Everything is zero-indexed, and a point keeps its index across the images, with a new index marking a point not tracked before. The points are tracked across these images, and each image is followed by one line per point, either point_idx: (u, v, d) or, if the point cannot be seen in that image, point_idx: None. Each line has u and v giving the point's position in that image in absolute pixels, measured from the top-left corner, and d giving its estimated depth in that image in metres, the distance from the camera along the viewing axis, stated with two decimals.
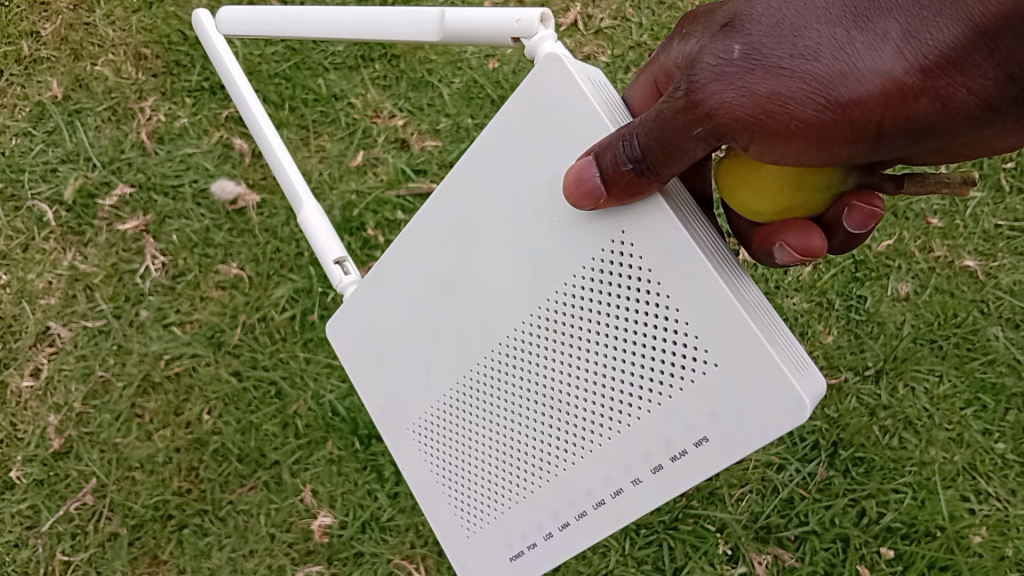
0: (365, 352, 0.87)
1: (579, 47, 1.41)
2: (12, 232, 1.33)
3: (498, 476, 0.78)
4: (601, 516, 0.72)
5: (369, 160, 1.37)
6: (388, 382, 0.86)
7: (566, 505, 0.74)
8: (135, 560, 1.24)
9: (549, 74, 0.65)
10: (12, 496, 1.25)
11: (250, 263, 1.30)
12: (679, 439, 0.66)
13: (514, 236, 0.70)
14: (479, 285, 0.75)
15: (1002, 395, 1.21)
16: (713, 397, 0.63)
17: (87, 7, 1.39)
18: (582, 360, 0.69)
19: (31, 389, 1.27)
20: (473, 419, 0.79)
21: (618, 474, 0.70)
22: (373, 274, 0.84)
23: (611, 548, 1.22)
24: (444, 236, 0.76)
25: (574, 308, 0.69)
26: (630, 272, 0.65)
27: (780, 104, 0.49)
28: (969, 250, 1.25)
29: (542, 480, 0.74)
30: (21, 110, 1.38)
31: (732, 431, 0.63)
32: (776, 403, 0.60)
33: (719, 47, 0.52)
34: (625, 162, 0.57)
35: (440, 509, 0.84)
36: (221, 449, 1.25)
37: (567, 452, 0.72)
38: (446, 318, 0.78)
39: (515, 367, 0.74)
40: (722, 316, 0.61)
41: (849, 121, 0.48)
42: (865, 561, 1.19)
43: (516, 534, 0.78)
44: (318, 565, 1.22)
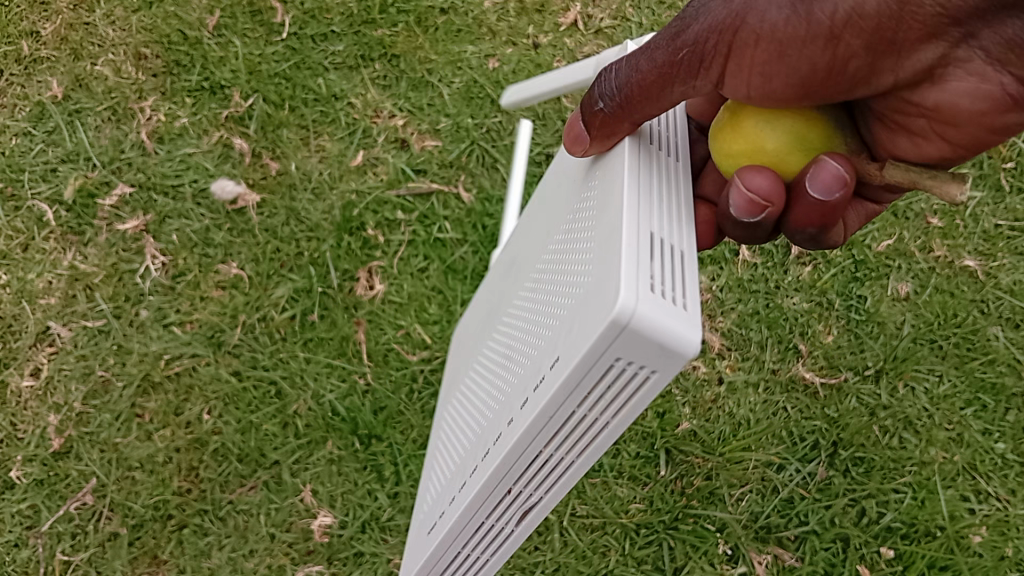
0: (475, 317, 1.00)
1: (579, 47, 1.40)
2: (12, 232, 1.33)
3: (473, 427, 0.75)
4: (487, 463, 0.61)
5: (369, 160, 1.36)
6: (468, 357, 0.95)
7: (478, 457, 0.66)
8: (135, 561, 1.21)
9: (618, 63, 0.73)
10: (12, 495, 1.24)
11: (251, 262, 1.31)
12: (546, 366, 0.55)
13: (557, 206, 0.77)
14: (528, 259, 0.81)
15: (1002, 394, 1.22)
16: (577, 315, 0.53)
17: (87, 8, 1.42)
18: (540, 303, 0.67)
19: (31, 389, 1.27)
20: (484, 372, 0.80)
21: (511, 413, 0.60)
22: (501, 265, 0.98)
23: (611, 548, 1.18)
24: (534, 214, 0.87)
25: (556, 251, 0.69)
26: (586, 206, 0.65)
27: (752, 10, 0.56)
28: (970, 249, 1.28)
29: (484, 428, 0.69)
30: (21, 109, 1.38)
31: (574, 341, 0.51)
32: (602, 303, 0.49)
33: None
34: (599, 100, 0.63)
35: (445, 474, 0.82)
36: (221, 449, 1.25)
37: (504, 397, 0.66)
38: (506, 292, 0.86)
39: (514, 321, 0.76)
40: (608, 231, 0.55)
41: (808, 21, 0.55)
42: (865, 561, 1.17)
43: (452, 495, 0.71)
44: (318, 565, 1.20)
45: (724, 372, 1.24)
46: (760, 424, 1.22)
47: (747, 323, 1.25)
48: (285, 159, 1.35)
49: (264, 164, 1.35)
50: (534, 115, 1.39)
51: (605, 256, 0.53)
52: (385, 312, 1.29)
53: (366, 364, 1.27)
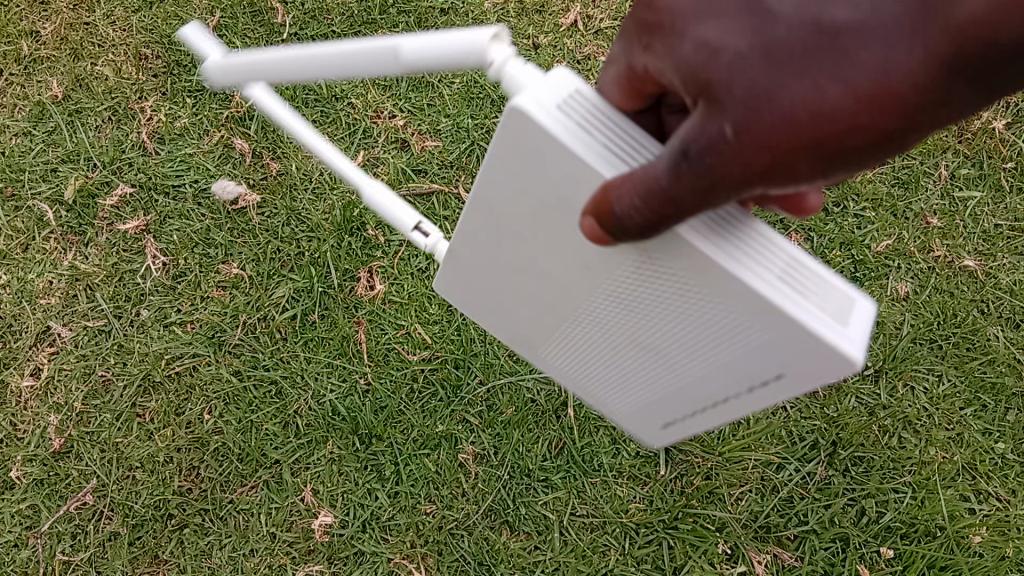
0: (475, 309, 0.90)
1: (579, 47, 1.39)
2: (12, 231, 1.33)
3: (617, 381, 0.85)
4: (724, 410, 0.75)
5: (369, 160, 1.36)
6: (507, 337, 0.93)
7: (674, 405, 0.80)
8: (135, 560, 1.21)
9: (520, 124, 0.56)
10: (11, 495, 1.24)
11: (251, 262, 1.31)
12: (754, 373, 0.66)
13: (555, 244, 0.68)
14: (546, 279, 0.74)
15: (1002, 394, 1.23)
16: (767, 350, 0.61)
17: (87, 8, 1.42)
18: (651, 321, 0.70)
19: (31, 389, 1.27)
20: (584, 350, 0.84)
21: (716, 387, 0.72)
22: (449, 270, 0.85)
23: (611, 547, 1.19)
24: (494, 233, 0.72)
25: (638, 292, 0.67)
26: (665, 270, 0.61)
27: (782, 153, 0.48)
28: (969, 249, 1.28)
29: (654, 386, 0.80)
30: (20, 109, 1.38)
31: (803, 373, 0.62)
32: (832, 363, 0.58)
33: (710, 127, 0.49)
34: (633, 228, 0.54)
35: (608, 406, 0.93)
36: (221, 448, 1.25)
37: (667, 371, 0.75)
38: (529, 299, 0.81)
39: (601, 327, 0.77)
40: (754, 302, 0.57)
41: (838, 151, 0.48)
42: (865, 561, 1.18)
43: (641, 418, 0.90)
44: (319, 564, 1.20)
45: None
46: (759, 424, 1.22)
47: None
48: (285, 159, 1.35)
49: (265, 165, 1.35)
50: None
51: (773, 323, 0.58)
52: (385, 312, 1.29)
53: (366, 364, 1.27)
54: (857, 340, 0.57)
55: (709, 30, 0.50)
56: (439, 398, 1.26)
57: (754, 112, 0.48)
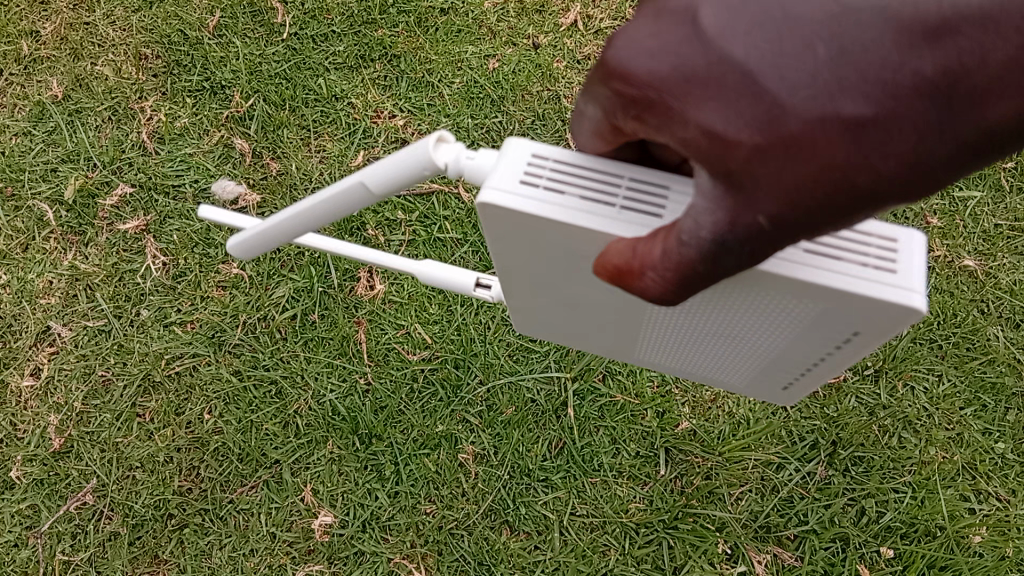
0: (564, 334, 0.94)
1: (579, 47, 1.39)
2: (12, 231, 1.33)
3: (718, 358, 0.86)
4: (828, 365, 0.75)
5: (369, 160, 1.35)
6: (597, 349, 0.97)
7: (787, 368, 0.80)
8: (135, 560, 1.21)
9: (498, 212, 0.57)
10: (12, 495, 1.24)
11: (251, 262, 1.31)
12: (833, 334, 0.65)
13: (591, 282, 0.70)
14: (604, 307, 0.78)
15: (1002, 394, 1.22)
16: (831, 316, 0.61)
17: (88, 8, 1.43)
18: (713, 320, 0.72)
19: (31, 389, 1.27)
20: (672, 347, 0.86)
21: (809, 349, 0.72)
22: (520, 314, 0.90)
23: (611, 547, 1.19)
24: (540, 283, 0.75)
25: (692, 305, 0.69)
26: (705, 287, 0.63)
27: (814, 230, 0.46)
28: (969, 249, 1.28)
29: (750, 357, 0.80)
30: (21, 109, 1.38)
31: (876, 326, 0.60)
32: (901, 316, 0.56)
33: (740, 215, 0.45)
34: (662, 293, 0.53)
35: (722, 377, 0.94)
36: (221, 448, 1.25)
37: (752, 346, 0.76)
38: (598, 322, 0.84)
39: (674, 332, 0.79)
40: (796, 289, 0.57)
41: (871, 216, 0.46)
42: (865, 561, 1.17)
43: (757, 382, 0.90)
44: (318, 564, 1.20)
45: None
46: (759, 424, 1.23)
47: None
48: (285, 159, 1.35)
49: (265, 165, 1.35)
50: (535, 115, 1.35)
51: (827, 297, 0.57)
52: (385, 312, 1.29)
53: (366, 364, 1.27)
54: (917, 285, 0.55)
55: (712, 118, 0.42)
56: (439, 398, 1.26)
57: (793, 201, 0.43)
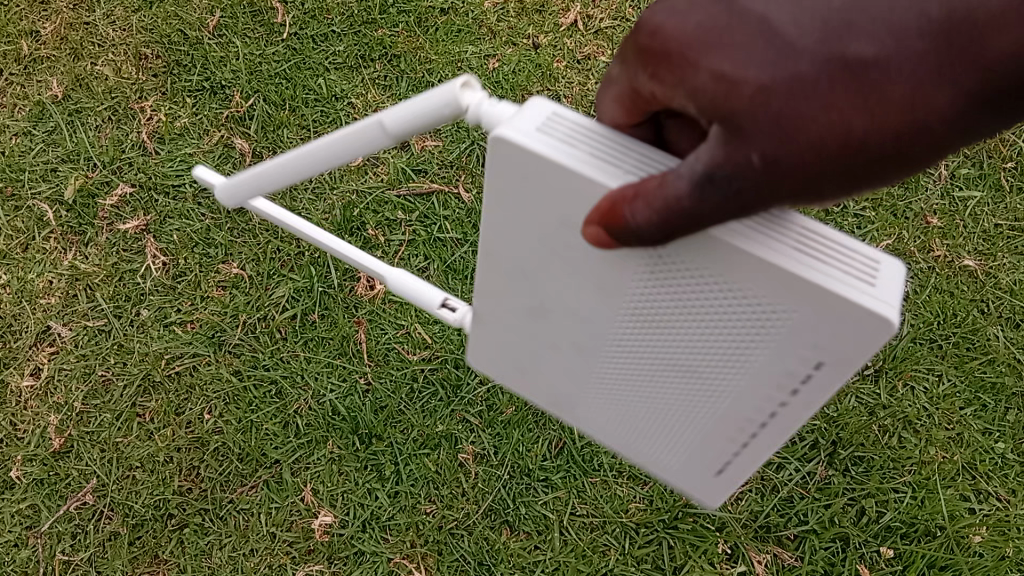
0: (508, 370, 0.87)
1: (579, 47, 1.38)
2: (12, 231, 1.33)
3: (654, 424, 0.78)
4: (770, 434, 0.68)
5: (369, 160, 1.36)
6: (541, 390, 0.87)
7: (731, 433, 0.71)
8: (134, 560, 1.21)
9: (508, 147, 0.56)
10: (12, 495, 1.24)
11: (251, 262, 1.31)
12: (796, 367, 0.59)
13: (562, 269, 0.66)
14: (562, 308, 0.71)
15: (1002, 394, 1.23)
16: (806, 330, 0.55)
17: (88, 8, 1.43)
18: (673, 333, 0.65)
19: (31, 389, 1.27)
20: (615, 388, 0.77)
21: (757, 404, 0.65)
22: (476, 325, 0.83)
23: (611, 547, 1.19)
24: (510, 275, 0.72)
25: (653, 310, 0.63)
26: (674, 271, 0.58)
27: (808, 183, 0.44)
28: (969, 249, 1.28)
29: (689, 421, 0.73)
30: (20, 109, 1.38)
31: (840, 353, 0.55)
32: (872, 330, 0.52)
33: (734, 157, 0.43)
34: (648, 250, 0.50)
35: (651, 457, 0.84)
36: (221, 448, 1.25)
37: (698, 395, 0.69)
38: (550, 338, 0.77)
39: (626, 354, 0.71)
40: (774, 277, 0.53)
41: (864, 176, 0.45)
42: (866, 561, 1.17)
43: (686, 467, 0.80)
44: (318, 564, 1.20)
45: None
46: None
47: None
48: None
49: (265, 164, 1.34)
50: None
51: (800, 297, 0.53)
52: (385, 312, 1.29)
53: (366, 364, 1.27)
54: (891, 300, 0.51)
55: (723, 61, 0.43)
56: (439, 398, 1.26)
57: (789, 142, 0.43)
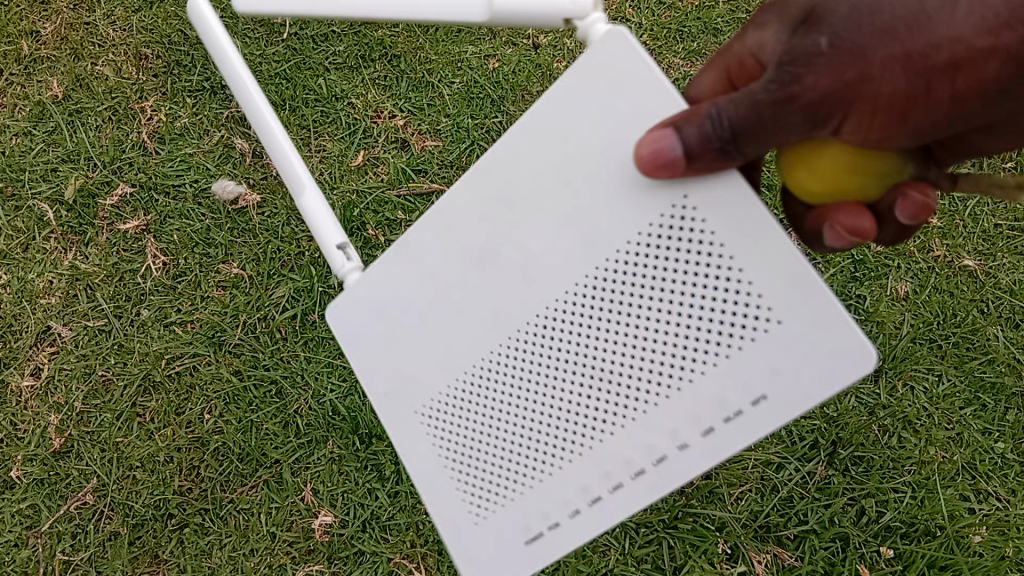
0: (375, 334, 0.82)
1: (579, 47, 1.38)
2: (12, 231, 1.33)
3: (503, 459, 0.74)
4: (641, 487, 0.68)
5: (369, 160, 1.36)
6: (397, 361, 0.81)
7: (598, 477, 0.70)
8: (135, 560, 1.22)
9: (613, 45, 0.63)
10: (12, 495, 1.24)
11: (251, 263, 1.31)
12: (734, 399, 0.63)
13: (561, 208, 0.68)
14: (520, 262, 0.71)
15: (1002, 394, 1.22)
16: (779, 352, 0.61)
17: (87, 7, 1.42)
18: (635, 317, 0.67)
19: (31, 389, 1.27)
20: (495, 396, 0.75)
21: (657, 436, 0.67)
22: (397, 252, 0.79)
23: (611, 547, 1.20)
24: (488, 211, 0.72)
25: (633, 276, 0.66)
26: (690, 235, 0.63)
27: (869, 80, 0.56)
28: (969, 250, 1.28)
29: (555, 455, 0.71)
30: (21, 109, 1.39)
31: (794, 385, 0.61)
32: (839, 367, 0.60)
33: (810, 43, 0.58)
34: (712, 139, 0.58)
35: (447, 495, 0.79)
36: (221, 448, 1.25)
37: (593, 418, 0.69)
38: (471, 298, 0.75)
39: (551, 341, 0.71)
40: (791, 272, 0.60)
41: (912, 92, 0.57)
42: (865, 561, 1.18)
43: (502, 519, 0.75)
44: (319, 564, 1.21)
45: None
46: None
47: None
48: None
49: (266, 165, 1.34)
50: None
51: (801, 310, 0.61)
52: None
53: None
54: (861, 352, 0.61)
55: None
56: None
57: (858, 36, 0.57)
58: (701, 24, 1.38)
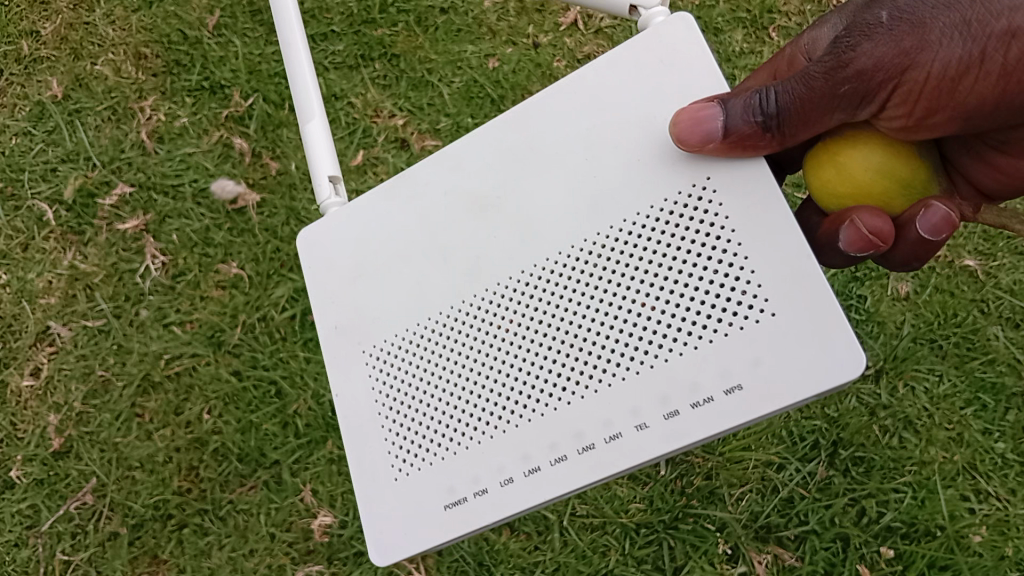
0: (340, 265, 0.75)
1: (579, 46, 1.37)
2: (13, 231, 1.34)
3: (443, 420, 0.68)
4: (586, 464, 0.62)
5: (369, 160, 1.35)
6: (355, 298, 0.74)
7: (546, 447, 0.64)
8: (135, 560, 1.22)
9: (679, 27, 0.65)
10: (12, 495, 1.24)
11: (251, 262, 1.30)
12: (707, 385, 0.60)
13: (581, 171, 0.66)
14: (519, 216, 0.68)
15: (1002, 394, 1.22)
16: (765, 344, 0.59)
17: (87, 7, 1.42)
18: (624, 287, 0.64)
19: (31, 389, 1.27)
20: (449, 355, 0.69)
21: (621, 410, 0.62)
22: (393, 184, 0.73)
23: (611, 547, 1.20)
24: (502, 160, 0.69)
25: (632, 246, 0.64)
26: (703, 217, 0.62)
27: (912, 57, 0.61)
28: (969, 249, 1.27)
29: (503, 422, 0.65)
30: (21, 110, 1.39)
31: (772, 380, 0.58)
32: (825, 371, 0.58)
33: (869, 15, 0.62)
34: (757, 113, 0.62)
35: (371, 446, 0.72)
36: (221, 448, 1.25)
37: (554, 386, 0.64)
38: (452, 243, 0.70)
39: (526, 301, 0.66)
40: (796, 267, 0.60)
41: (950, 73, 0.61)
42: (865, 561, 1.18)
43: (424, 479, 0.69)
44: (318, 565, 1.20)
45: None
46: (760, 424, 1.22)
47: None
48: (285, 159, 1.34)
49: (264, 164, 1.34)
50: None
51: (799, 305, 0.59)
52: None
53: None
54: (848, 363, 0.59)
55: None
56: None
57: (916, 11, 0.61)
58: (701, 25, 1.38)
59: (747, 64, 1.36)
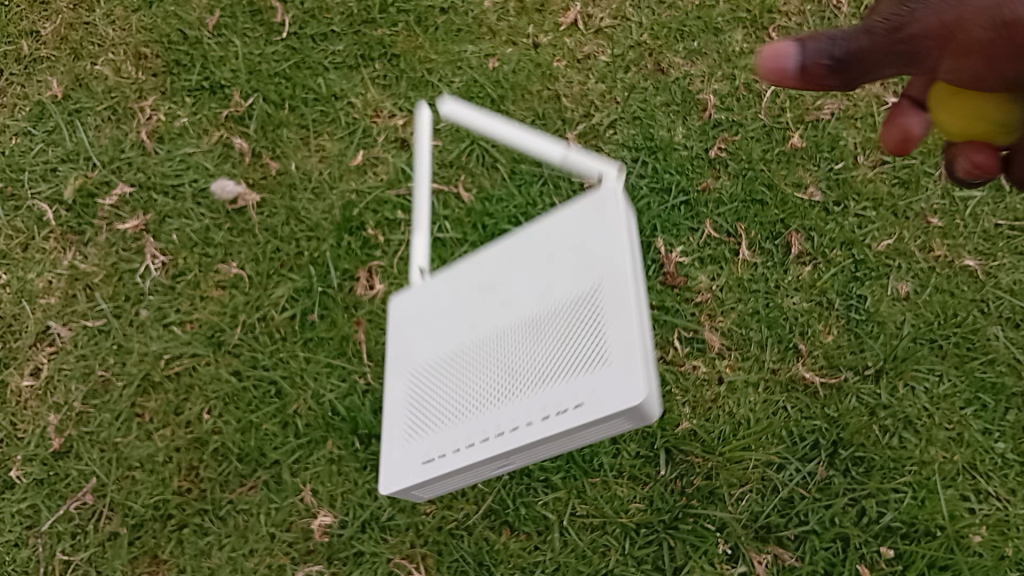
0: (405, 308, 1.04)
1: (579, 46, 1.38)
2: (12, 231, 1.33)
3: (437, 413, 0.91)
4: (485, 448, 0.80)
5: (368, 160, 1.35)
6: (411, 343, 1.01)
7: (478, 430, 0.83)
8: (135, 560, 1.22)
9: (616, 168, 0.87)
10: (12, 495, 1.24)
11: (251, 262, 1.30)
12: (564, 399, 0.75)
13: (541, 258, 0.87)
14: (512, 287, 0.90)
15: (1002, 394, 1.22)
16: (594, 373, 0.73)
17: (87, 8, 1.42)
18: (541, 331, 0.82)
19: (31, 389, 1.27)
20: (451, 373, 0.92)
21: (523, 414, 0.78)
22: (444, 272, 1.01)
23: (611, 547, 1.20)
24: (508, 251, 0.92)
25: (552, 308, 0.82)
26: (584, 287, 0.79)
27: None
28: (969, 249, 1.27)
29: (462, 420, 0.86)
30: (21, 109, 1.39)
31: (600, 400, 0.71)
32: (621, 400, 0.70)
33: None
34: (824, 56, 0.58)
35: (399, 393, 0.99)
36: (221, 448, 1.25)
37: (493, 398, 0.83)
38: (462, 301, 0.96)
39: (500, 341, 0.87)
40: (618, 310, 0.74)
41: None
42: (865, 561, 1.17)
43: (422, 445, 0.91)
44: (317, 565, 1.20)
45: (724, 372, 1.25)
46: (759, 423, 1.22)
47: (747, 323, 1.26)
48: (285, 159, 1.35)
49: (264, 164, 1.35)
50: (535, 115, 1.36)
51: (623, 341, 0.72)
52: (385, 312, 1.28)
53: (365, 364, 1.26)
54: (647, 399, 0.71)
55: None
56: None
57: None
58: (701, 24, 1.38)
59: (747, 65, 1.36)
